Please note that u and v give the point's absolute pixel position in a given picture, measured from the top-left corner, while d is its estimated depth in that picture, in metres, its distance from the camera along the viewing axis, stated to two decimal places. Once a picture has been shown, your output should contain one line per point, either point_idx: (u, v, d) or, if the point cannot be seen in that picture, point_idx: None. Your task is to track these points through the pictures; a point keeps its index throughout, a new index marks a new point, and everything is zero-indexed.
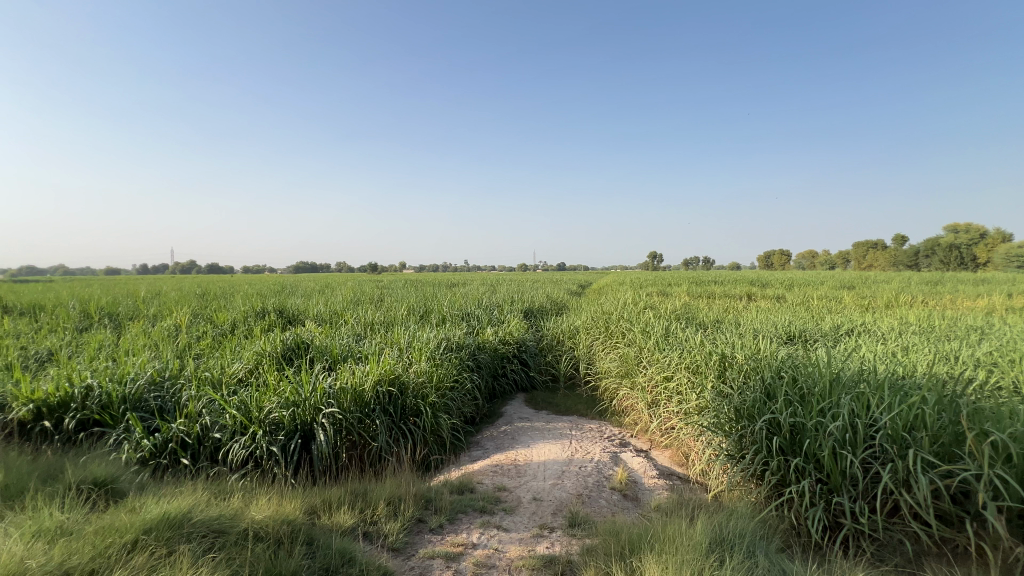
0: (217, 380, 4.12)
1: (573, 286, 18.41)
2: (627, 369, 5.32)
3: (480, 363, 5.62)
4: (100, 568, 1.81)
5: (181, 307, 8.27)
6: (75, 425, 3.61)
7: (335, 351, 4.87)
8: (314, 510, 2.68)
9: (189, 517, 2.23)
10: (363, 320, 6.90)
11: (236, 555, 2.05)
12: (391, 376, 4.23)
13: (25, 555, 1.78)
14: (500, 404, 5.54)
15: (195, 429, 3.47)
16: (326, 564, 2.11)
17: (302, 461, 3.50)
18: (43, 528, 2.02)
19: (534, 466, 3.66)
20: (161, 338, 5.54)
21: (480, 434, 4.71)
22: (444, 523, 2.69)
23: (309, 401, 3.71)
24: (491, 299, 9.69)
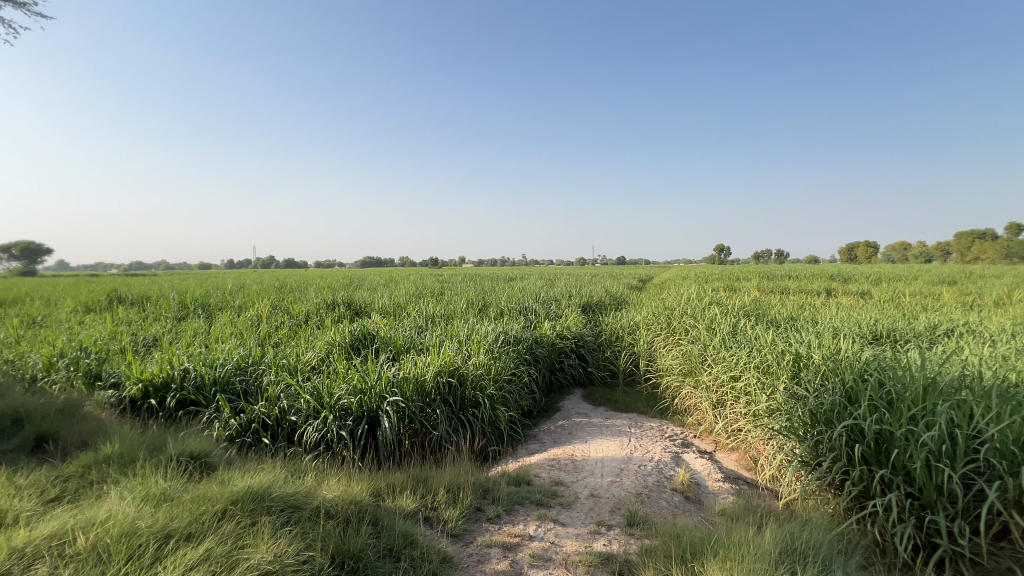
0: (293, 367, 4.44)
1: (632, 281, 17.40)
2: (690, 368, 5.11)
3: (538, 358, 5.63)
4: (196, 531, 2.02)
5: (263, 299, 8.98)
6: (175, 403, 4.04)
7: (398, 342, 5.07)
8: (379, 492, 2.82)
9: (270, 492, 2.43)
10: (424, 313, 7.12)
11: (310, 529, 2.20)
12: (451, 367, 4.34)
13: (137, 516, 2.03)
14: (558, 398, 5.53)
15: (274, 411, 3.77)
16: (390, 544, 2.23)
17: (368, 445, 3.70)
18: (150, 493, 2.28)
19: (591, 462, 3.62)
20: (245, 327, 6.04)
21: (537, 427, 4.73)
22: (502, 513, 2.73)
23: (375, 389, 3.91)
24: (548, 294, 9.63)
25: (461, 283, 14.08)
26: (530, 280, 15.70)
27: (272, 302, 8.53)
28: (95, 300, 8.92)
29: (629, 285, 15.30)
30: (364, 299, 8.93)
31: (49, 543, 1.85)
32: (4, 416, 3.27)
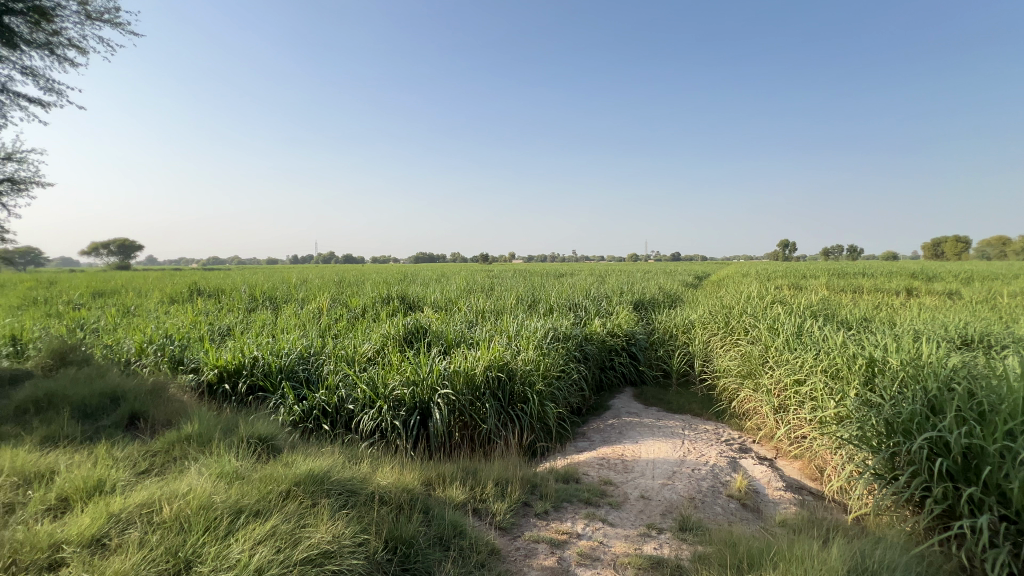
0: (351, 358, 4.65)
1: (687, 279, 16.77)
2: (749, 369, 4.86)
3: (588, 355, 5.57)
4: (263, 508, 2.16)
5: (324, 292, 9.47)
6: (246, 388, 4.36)
7: (450, 336, 5.18)
8: (430, 482, 2.90)
9: (329, 475, 2.56)
10: (475, 308, 7.22)
11: (366, 514, 2.30)
12: (500, 362, 4.38)
13: (212, 491, 2.21)
14: (607, 397, 5.45)
15: (333, 400, 3.97)
16: (440, 533, 2.29)
17: (420, 436, 3.81)
18: (224, 471, 2.47)
19: (642, 464, 3.53)
20: (308, 319, 6.40)
21: (586, 425, 4.69)
22: (550, 509, 2.73)
23: (426, 381, 4.02)
24: (598, 291, 9.48)
25: (511, 278, 14.16)
26: (579, 276, 15.40)
27: (332, 295, 8.97)
28: (178, 291, 9.77)
29: (683, 281, 14.75)
30: (417, 293, 9.19)
31: (140, 511, 2.05)
32: (103, 395, 3.66)
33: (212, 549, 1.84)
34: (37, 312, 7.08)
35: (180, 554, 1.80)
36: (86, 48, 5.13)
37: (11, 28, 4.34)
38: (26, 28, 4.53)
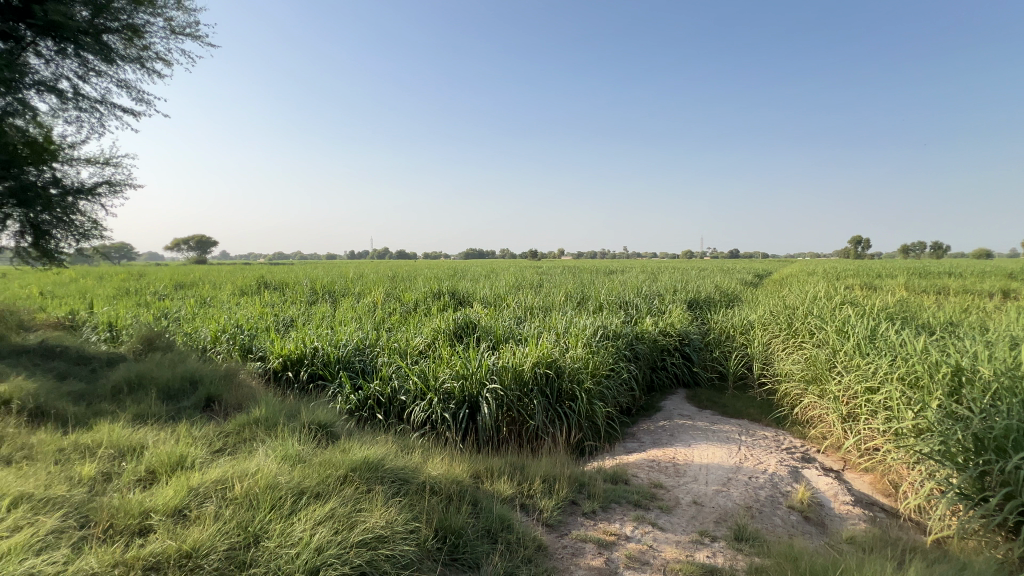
0: (403, 350, 4.81)
1: (746, 277, 15.96)
2: (814, 374, 4.57)
3: (638, 354, 5.44)
4: (323, 491, 2.29)
5: (378, 287, 9.83)
6: (307, 376, 4.62)
7: (498, 332, 5.23)
8: (478, 474, 2.95)
9: (383, 464, 2.66)
10: (523, 305, 7.24)
11: (417, 502, 2.38)
12: (549, 359, 4.36)
13: (278, 473, 2.36)
14: (658, 398, 5.31)
15: (387, 390, 4.13)
16: (488, 526, 2.32)
17: (469, 429, 3.89)
18: (288, 454, 2.64)
19: (695, 468, 3.41)
20: (364, 312, 6.67)
21: (636, 426, 4.59)
22: (597, 509, 2.69)
23: (475, 375, 4.09)
24: (650, 289, 9.21)
25: (559, 275, 14.06)
26: (629, 273, 15.04)
27: (385, 290, 9.30)
28: (247, 285, 10.50)
29: (742, 280, 14.00)
30: (466, 289, 9.34)
31: (215, 486, 2.22)
32: (184, 379, 4.00)
33: (278, 526, 1.97)
34: (129, 302, 7.85)
35: (250, 529, 1.94)
36: (171, 61, 5.60)
37: (110, 46, 4.81)
38: (122, 46, 5.02)
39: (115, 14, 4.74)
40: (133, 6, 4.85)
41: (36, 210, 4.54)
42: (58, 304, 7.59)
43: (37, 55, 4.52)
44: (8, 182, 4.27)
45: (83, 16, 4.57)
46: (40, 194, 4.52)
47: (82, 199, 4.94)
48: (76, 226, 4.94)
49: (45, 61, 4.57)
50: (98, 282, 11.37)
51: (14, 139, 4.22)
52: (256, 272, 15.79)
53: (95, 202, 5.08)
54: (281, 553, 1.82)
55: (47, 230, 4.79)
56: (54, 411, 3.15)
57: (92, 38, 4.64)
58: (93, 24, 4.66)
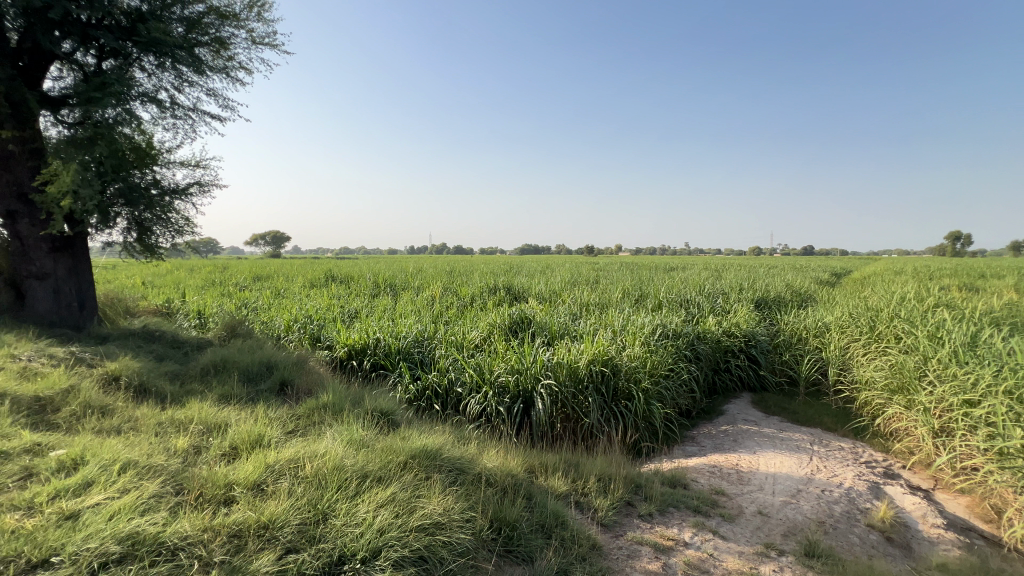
0: (460, 344, 4.92)
1: (822, 275, 14.82)
2: (900, 384, 4.17)
3: (700, 355, 5.22)
4: (385, 475, 2.40)
5: (436, 281, 10.09)
6: (370, 365, 4.86)
7: (554, 328, 5.21)
8: (532, 469, 2.96)
9: (441, 453, 2.74)
10: (579, 301, 7.17)
11: (473, 492, 2.43)
12: (605, 357, 4.28)
13: (344, 456, 2.50)
14: (720, 401, 5.07)
15: (444, 382, 4.25)
16: (542, 520, 2.33)
17: (524, 423, 3.92)
18: (353, 438, 2.79)
19: (760, 477, 3.23)
20: (423, 306, 6.90)
21: (696, 430, 4.42)
22: (654, 512, 2.63)
23: (530, 370, 4.11)
24: (713, 287, 8.79)
25: (616, 272, 13.77)
26: (691, 271, 14.40)
27: (443, 284, 9.53)
28: (317, 278, 11.17)
29: (818, 279, 12.98)
30: (522, 285, 9.39)
31: (289, 465, 2.40)
32: (262, 364, 4.34)
33: (344, 505, 2.09)
34: (216, 292, 8.61)
35: (319, 506, 2.07)
36: (252, 69, 6.05)
37: (201, 58, 5.28)
38: (211, 57, 5.48)
39: (205, 29, 5.21)
40: (220, 19, 5.33)
41: (140, 208, 5.07)
42: (157, 293, 8.47)
43: (142, 69, 5.03)
44: (117, 183, 4.81)
45: (179, 32, 5.06)
46: (143, 194, 5.05)
47: (177, 199, 5.46)
48: (172, 223, 5.48)
49: (148, 74, 5.09)
50: (190, 274, 12.57)
51: (123, 145, 4.73)
52: (324, 266, 16.74)
53: (188, 201, 5.60)
54: (348, 531, 1.93)
55: (148, 226, 5.34)
56: (154, 389, 3.53)
57: (187, 52, 5.12)
58: (187, 39, 5.13)
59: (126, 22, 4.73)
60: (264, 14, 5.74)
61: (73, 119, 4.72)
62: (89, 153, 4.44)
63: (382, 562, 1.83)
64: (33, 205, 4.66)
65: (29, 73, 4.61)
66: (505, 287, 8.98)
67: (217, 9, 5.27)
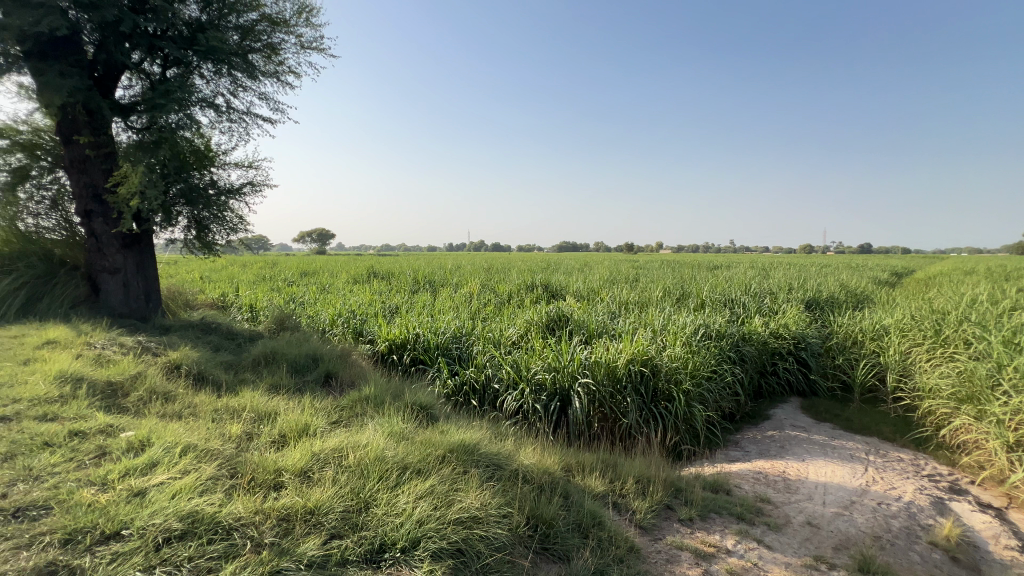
0: (497, 340, 4.95)
1: (881, 275, 13.93)
2: (970, 393, 3.87)
3: (745, 357, 5.03)
4: (424, 468, 2.45)
5: (474, 278, 10.19)
6: (410, 360, 4.97)
7: (592, 326, 5.15)
8: (569, 467, 2.95)
9: (478, 448, 2.77)
10: (618, 299, 7.06)
11: (510, 488, 2.44)
12: (644, 357, 4.19)
13: (385, 447, 2.57)
14: (766, 405, 4.87)
15: (481, 378, 4.30)
16: (579, 520, 2.32)
17: (560, 421, 3.90)
18: (393, 431, 2.86)
19: (810, 486, 3.08)
20: (461, 302, 6.98)
21: (740, 434, 4.26)
22: (695, 517, 2.56)
23: (567, 369, 4.08)
24: (760, 286, 8.43)
25: (657, 269, 13.44)
26: (736, 269, 13.87)
27: (481, 281, 9.61)
28: (360, 274, 11.52)
29: (877, 279, 12.20)
30: (560, 282, 9.34)
31: (333, 454, 2.49)
32: (308, 356, 4.52)
33: (385, 495, 2.15)
34: (266, 287, 9.05)
35: (362, 495, 2.14)
36: (301, 73, 6.30)
37: (254, 64, 5.54)
38: (263, 63, 5.74)
39: (258, 36, 5.48)
40: (271, 26, 5.58)
41: (198, 207, 5.39)
42: (214, 287, 8.99)
43: (201, 76, 5.34)
44: (179, 184, 5.14)
45: (235, 40, 5.33)
46: (202, 194, 5.36)
47: (232, 198, 5.77)
48: (227, 221, 5.79)
49: (206, 81, 5.39)
50: (243, 269, 13.26)
51: (184, 148, 5.04)
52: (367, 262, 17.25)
53: (242, 200, 5.90)
54: (388, 521, 1.99)
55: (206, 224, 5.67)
56: (211, 377, 3.75)
57: (242, 59, 5.39)
58: (242, 46, 5.40)
59: (188, 32, 5.02)
60: (312, 19, 5.95)
61: (141, 125, 5.06)
62: (154, 156, 4.76)
63: (421, 552, 1.87)
64: (106, 204, 5.04)
65: (103, 83, 4.97)
66: (543, 284, 8.96)
67: (269, 17, 5.52)
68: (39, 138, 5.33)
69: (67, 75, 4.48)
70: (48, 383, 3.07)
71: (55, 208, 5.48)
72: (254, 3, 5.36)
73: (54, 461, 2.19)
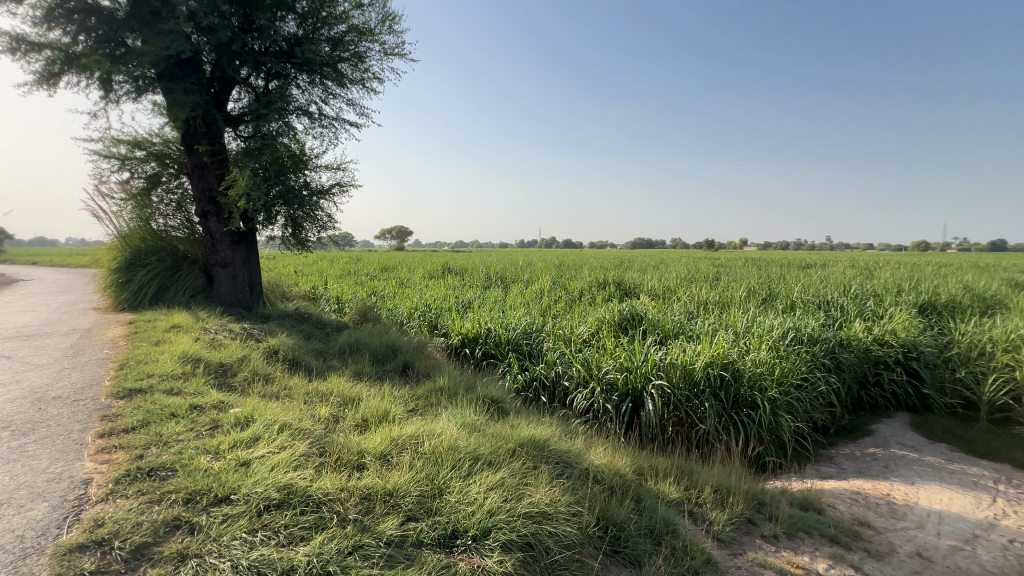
0: (568, 338, 4.91)
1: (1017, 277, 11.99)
2: None
3: (842, 365, 4.57)
4: (495, 460, 2.50)
5: (545, 275, 10.17)
6: (482, 354, 5.09)
7: (667, 326, 4.95)
8: (642, 471, 2.86)
9: (548, 445, 2.77)
10: (696, 299, 6.71)
11: (579, 487, 2.42)
12: (724, 360, 3.95)
13: (459, 438, 2.66)
14: (867, 419, 4.40)
15: (551, 375, 4.30)
16: (651, 526, 2.24)
17: (632, 423, 3.79)
18: (466, 422, 2.95)
19: (920, 513, 2.74)
20: (532, 299, 7.02)
21: (834, 450, 3.89)
22: (781, 535, 2.37)
23: (640, 369, 3.96)
24: (863, 287, 7.59)
25: (740, 268, 12.59)
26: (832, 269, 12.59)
27: (551, 278, 9.61)
28: (435, 270, 11.97)
29: (1012, 282, 10.52)
30: (633, 280, 9.05)
31: (410, 441, 2.62)
32: (388, 347, 4.79)
33: (457, 484, 2.23)
34: (351, 281, 9.70)
35: (436, 481, 2.23)
36: (384, 79, 6.65)
37: (343, 72, 5.95)
38: (351, 71, 6.14)
39: (346, 47, 5.87)
40: (358, 36, 5.95)
41: (294, 207, 5.90)
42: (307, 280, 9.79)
43: (297, 86, 5.82)
44: (278, 186, 5.60)
45: (327, 52, 5.76)
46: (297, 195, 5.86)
47: (323, 198, 6.24)
48: (318, 220, 6.29)
49: (301, 90, 5.87)
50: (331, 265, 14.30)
51: (283, 154, 5.53)
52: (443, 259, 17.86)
53: (331, 200, 6.36)
54: (460, 509, 2.05)
55: (301, 223, 6.19)
56: (304, 362, 4.11)
57: (332, 69, 5.81)
58: (333, 56, 5.81)
59: (287, 47, 5.50)
60: (394, 26, 6.26)
61: (247, 133, 5.63)
62: (258, 161, 5.27)
63: (492, 542, 1.91)
64: (219, 205, 5.67)
65: (218, 97, 5.59)
66: (615, 282, 8.75)
67: (356, 27, 5.89)
68: (168, 148, 6.12)
69: (191, 93, 5.09)
70: (174, 362, 3.54)
71: (179, 210, 6.29)
72: (344, 15, 5.75)
73: (178, 429, 2.52)
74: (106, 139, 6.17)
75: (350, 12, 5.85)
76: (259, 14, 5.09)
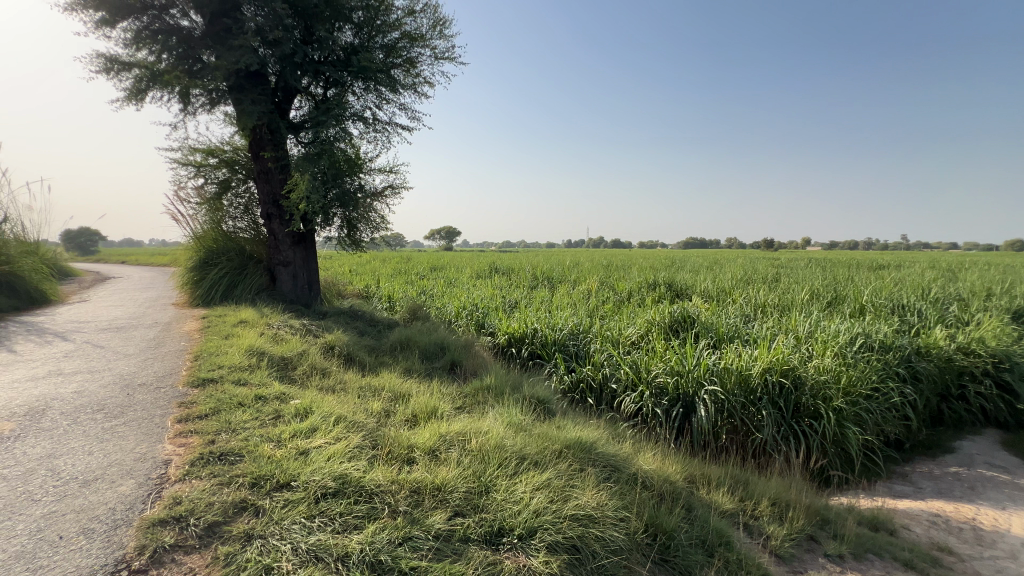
0: (615, 340, 4.83)
1: None
2: None
3: (920, 375, 4.20)
4: (541, 460, 2.50)
5: (593, 275, 10.03)
6: (528, 353, 5.10)
7: (721, 330, 4.75)
8: (693, 479, 2.76)
9: (594, 447, 2.73)
10: (753, 301, 6.39)
11: (627, 492, 2.37)
12: (784, 366, 3.74)
13: (505, 437, 2.69)
14: (948, 435, 4.02)
15: (598, 376, 4.24)
16: (703, 537, 2.16)
17: (683, 429, 3.67)
18: (512, 421, 2.96)
19: (1011, 541, 2.47)
20: (579, 299, 6.95)
21: (909, 467, 3.59)
22: (847, 555, 2.22)
23: (692, 373, 3.82)
24: (945, 291, 6.94)
25: (803, 269, 11.85)
26: (908, 270, 11.58)
27: (599, 278, 9.48)
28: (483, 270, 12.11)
29: None
30: (685, 281, 8.75)
31: (458, 437, 2.66)
32: (437, 345, 4.90)
33: (504, 483, 2.25)
34: (402, 280, 10.00)
35: (482, 478, 2.26)
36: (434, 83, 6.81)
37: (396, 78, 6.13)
38: (403, 76, 6.32)
39: (399, 53, 6.05)
40: (410, 42, 6.12)
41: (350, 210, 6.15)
42: (360, 280, 10.20)
43: (353, 93, 6.07)
44: (336, 189, 5.86)
45: (380, 59, 5.96)
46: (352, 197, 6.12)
47: (376, 200, 6.48)
48: (372, 221, 6.53)
49: (357, 97, 6.11)
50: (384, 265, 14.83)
51: (339, 158, 5.79)
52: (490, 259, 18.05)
53: (383, 202, 6.59)
54: (507, 507, 2.07)
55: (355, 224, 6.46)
56: (357, 358, 4.28)
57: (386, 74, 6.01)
58: (386, 62, 6.01)
59: (344, 56, 5.75)
60: (445, 31, 6.39)
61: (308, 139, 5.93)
62: (317, 166, 5.55)
63: (538, 542, 1.92)
64: (281, 208, 6.01)
65: (281, 106, 5.93)
66: (666, 283, 8.50)
67: (409, 33, 6.06)
68: (237, 155, 6.56)
69: (257, 102, 5.43)
70: (242, 355, 3.80)
71: (247, 213, 6.73)
72: (397, 23, 5.93)
73: (245, 418, 2.70)
74: (184, 147, 6.70)
75: (403, 19, 6.03)
76: (318, 26, 5.36)
